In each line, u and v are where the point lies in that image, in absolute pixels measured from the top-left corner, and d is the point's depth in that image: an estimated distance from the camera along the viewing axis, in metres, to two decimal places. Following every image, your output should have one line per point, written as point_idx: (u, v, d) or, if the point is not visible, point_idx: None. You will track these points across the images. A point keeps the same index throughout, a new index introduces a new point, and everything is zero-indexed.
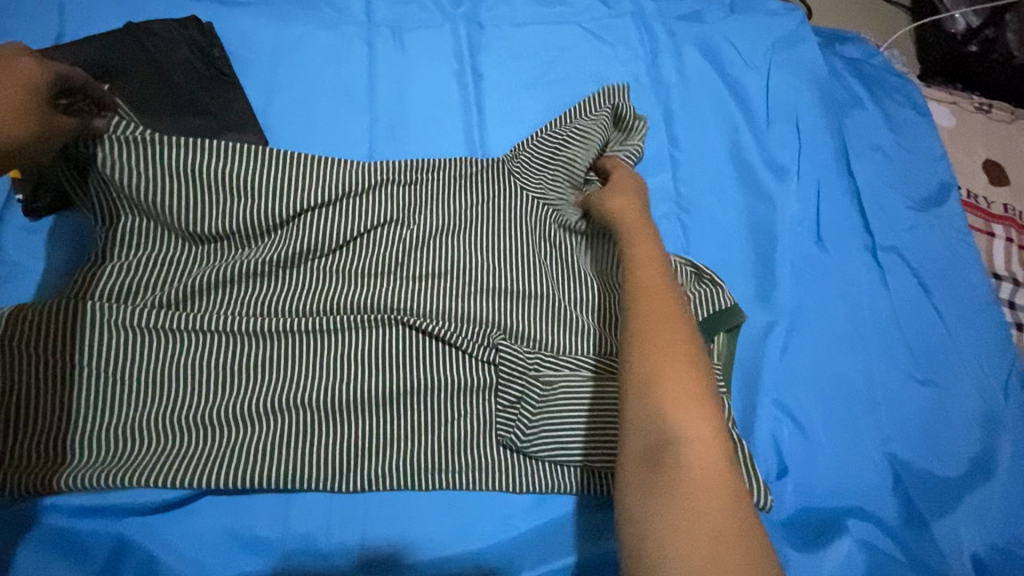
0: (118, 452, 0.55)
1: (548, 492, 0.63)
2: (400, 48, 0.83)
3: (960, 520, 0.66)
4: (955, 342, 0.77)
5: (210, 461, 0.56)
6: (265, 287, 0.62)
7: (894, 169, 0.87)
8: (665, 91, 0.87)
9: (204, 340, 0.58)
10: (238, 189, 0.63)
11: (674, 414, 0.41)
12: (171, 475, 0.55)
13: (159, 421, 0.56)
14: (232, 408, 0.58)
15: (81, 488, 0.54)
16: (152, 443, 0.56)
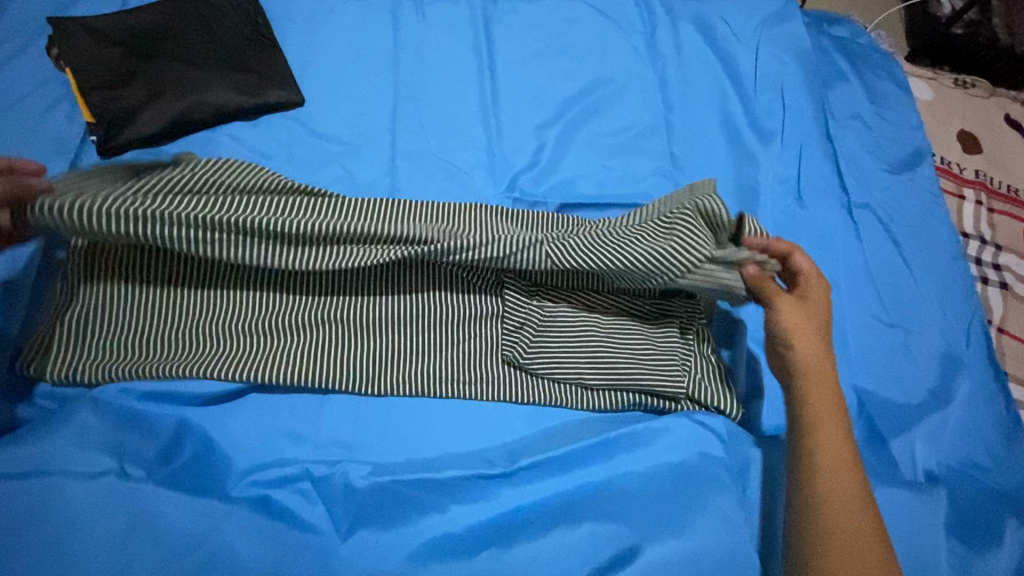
0: (178, 352, 0.66)
1: (545, 404, 0.71)
2: (422, 19, 0.92)
3: (914, 438, 0.73)
4: (921, 290, 0.84)
5: (254, 363, 0.66)
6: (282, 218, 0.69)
7: (872, 135, 0.95)
8: (662, 62, 0.95)
9: (244, 273, 0.68)
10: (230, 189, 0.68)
11: (827, 474, 0.58)
12: (221, 370, 0.65)
13: (213, 328, 0.66)
14: (269, 321, 0.68)
15: (149, 377, 0.64)
16: (206, 346, 0.66)
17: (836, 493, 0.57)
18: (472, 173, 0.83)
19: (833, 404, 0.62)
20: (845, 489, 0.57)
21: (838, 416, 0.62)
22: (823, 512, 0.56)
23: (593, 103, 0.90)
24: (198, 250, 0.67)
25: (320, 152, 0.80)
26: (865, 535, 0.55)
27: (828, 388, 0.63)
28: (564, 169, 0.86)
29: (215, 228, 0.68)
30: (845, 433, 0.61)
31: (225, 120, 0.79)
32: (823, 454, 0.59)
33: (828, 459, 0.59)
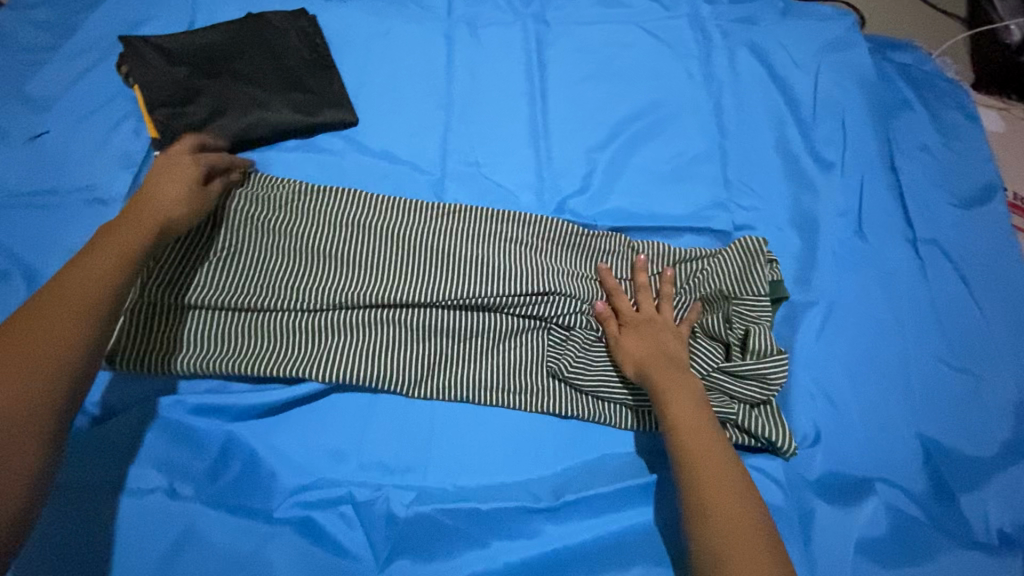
0: (219, 350, 0.66)
1: (587, 420, 0.69)
2: (475, 41, 0.92)
3: (987, 495, 0.68)
4: (994, 334, 0.79)
5: (292, 360, 0.66)
6: (314, 231, 0.72)
7: (940, 168, 0.90)
8: (717, 87, 0.93)
9: (277, 275, 0.69)
10: (268, 211, 0.72)
11: (711, 487, 0.57)
12: (265, 366, 0.66)
13: (252, 326, 0.67)
14: (303, 320, 0.68)
15: (210, 372, 0.65)
16: (247, 343, 0.67)
17: (728, 541, 0.54)
18: (521, 196, 0.82)
19: (711, 432, 0.61)
20: (734, 511, 0.56)
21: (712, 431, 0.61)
22: (711, 531, 0.55)
23: (645, 128, 0.89)
24: (272, 248, 0.70)
25: (372, 170, 0.81)
26: (759, 552, 0.53)
27: (684, 399, 0.63)
28: (616, 196, 0.84)
29: (291, 230, 0.72)
30: (745, 485, 0.58)
31: (282, 138, 0.80)
32: (723, 505, 0.56)
33: (727, 509, 0.56)
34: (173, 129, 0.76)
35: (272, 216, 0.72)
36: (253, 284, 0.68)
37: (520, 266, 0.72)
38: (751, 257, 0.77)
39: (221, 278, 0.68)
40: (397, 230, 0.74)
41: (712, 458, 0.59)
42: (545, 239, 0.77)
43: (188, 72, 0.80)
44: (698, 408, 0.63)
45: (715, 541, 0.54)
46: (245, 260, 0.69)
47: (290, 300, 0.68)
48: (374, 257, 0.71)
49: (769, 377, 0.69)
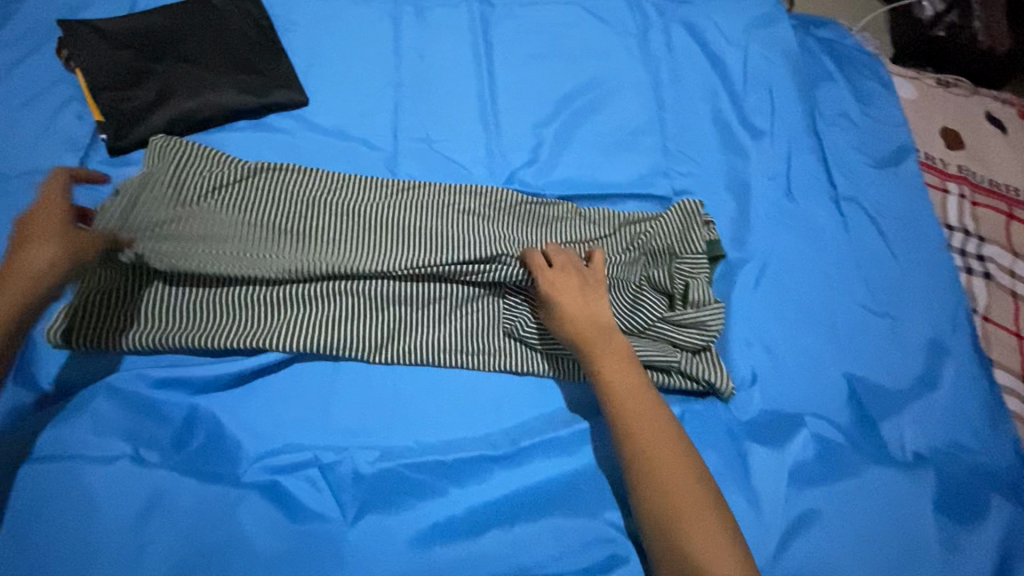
0: (179, 326, 0.67)
1: (544, 376, 0.73)
2: (422, 22, 0.94)
3: (904, 421, 0.75)
4: (909, 280, 0.87)
5: (252, 332, 0.68)
6: (263, 207, 0.72)
7: (859, 133, 0.98)
8: (655, 62, 0.98)
9: (227, 248, 0.68)
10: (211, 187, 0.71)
11: (661, 472, 0.59)
12: (225, 338, 0.67)
13: (209, 301, 0.68)
14: (259, 294, 0.69)
15: (172, 346, 0.66)
16: (206, 318, 0.68)
17: (680, 511, 0.57)
18: (474, 170, 0.86)
19: (655, 413, 0.63)
20: (686, 492, 0.58)
21: (657, 413, 0.64)
22: (669, 516, 0.57)
23: (588, 103, 0.93)
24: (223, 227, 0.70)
25: (325, 148, 0.82)
26: (713, 528, 0.56)
27: (625, 383, 0.65)
28: (564, 167, 0.88)
29: (241, 209, 0.72)
30: (676, 436, 0.62)
31: (232, 119, 0.81)
32: (676, 488, 0.58)
33: (680, 490, 0.58)
34: (121, 112, 0.77)
35: (218, 193, 0.71)
36: (204, 258, 0.68)
37: (472, 232, 0.75)
38: (689, 216, 0.82)
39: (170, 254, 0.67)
40: (347, 204, 0.75)
41: (661, 443, 0.61)
42: (493, 207, 0.80)
43: (133, 55, 0.80)
44: (626, 372, 0.66)
45: (668, 523, 0.57)
46: (192, 235, 0.68)
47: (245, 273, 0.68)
48: (325, 229, 0.72)
49: (708, 325, 0.75)
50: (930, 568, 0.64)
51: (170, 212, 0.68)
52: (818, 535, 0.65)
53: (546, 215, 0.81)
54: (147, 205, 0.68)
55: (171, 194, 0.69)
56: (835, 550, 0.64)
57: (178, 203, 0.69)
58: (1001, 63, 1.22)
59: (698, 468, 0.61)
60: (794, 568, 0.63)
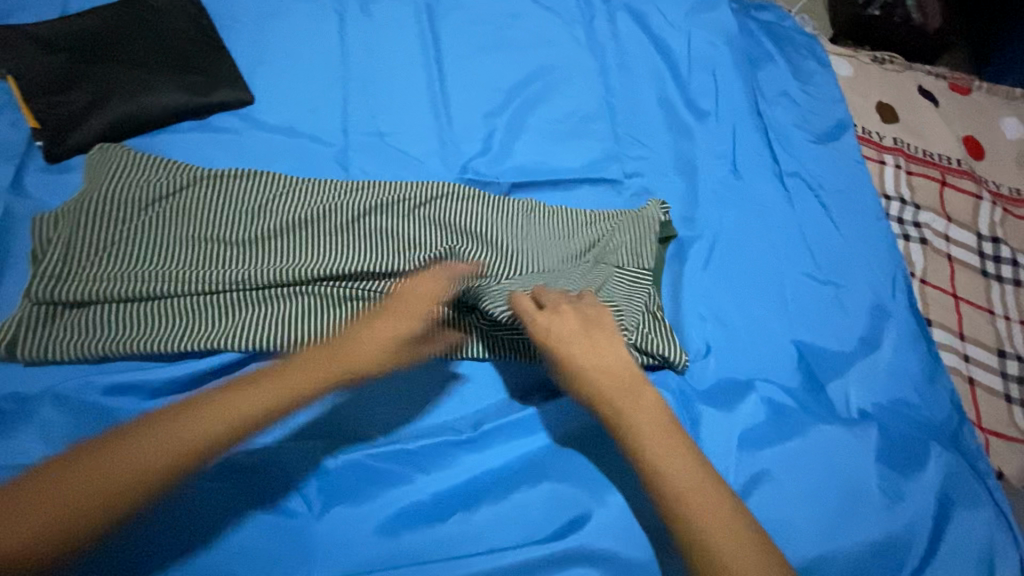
0: (121, 334, 0.66)
1: (508, 360, 0.73)
2: (367, 16, 0.94)
3: (849, 381, 0.79)
4: (851, 249, 0.91)
5: (197, 336, 0.67)
6: (206, 219, 0.73)
7: (799, 111, 1.02)
8: (602, 49, 1.00)
9: (173, 263, 0.70)
10: (152, 202, 0.72)
11: (715, 543, 0.50)
12: (171, 344, 0.66)
13: (151, 309, 0.67)
14: (204, 298, 0.69)
15: (118, 354, 0.66)
16: (151, 325, 0.67)
17: None
18: (427, 161, 0.86)
19: (696, 470, 0.54)
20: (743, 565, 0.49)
21: (696, 469, 0.54)
22: None
23: (538, 91, 0.95)
24: (175, 239, 0.71)
25: (274, 146, 0.82)
26: None
27: (660, 437, 0.56)
28: (516, 155, 0.89)
29: (192, 220, 0.72)
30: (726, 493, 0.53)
31: (175, 119, 0.80)
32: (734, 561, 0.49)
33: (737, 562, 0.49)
34: (56, 117, 0.75)
35: (160, 208, 0.72)
36: (147, 270, 0.68)
37: (417, 226, 0.76)
38: (644, 211, 0.82)
39: (114, 270, 0.68)
40: (290, 207, 0.75)
41: (704, 506, 0.52)
42: (442, 198, 0.79)
43: (66, 57, 0.78)
44: (665, 428, 0.56)
45: None
46: (138, 253, 0.70)
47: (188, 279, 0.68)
48: (270, 236, 0.73)
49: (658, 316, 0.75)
50: (876, 516, 0.68)
51: (113, 233, 0.70)
52: (771, 493, 0.68)
53: (497, 206, 0.81)
54: (91, 227, 0.70)
55: (115, 213, 0.71)
56: (787, 506, 0.67)
57: (122, 223, 0.71)
58: (930, 39, 1.28)
59: (749, 529, 0.52)
60: None
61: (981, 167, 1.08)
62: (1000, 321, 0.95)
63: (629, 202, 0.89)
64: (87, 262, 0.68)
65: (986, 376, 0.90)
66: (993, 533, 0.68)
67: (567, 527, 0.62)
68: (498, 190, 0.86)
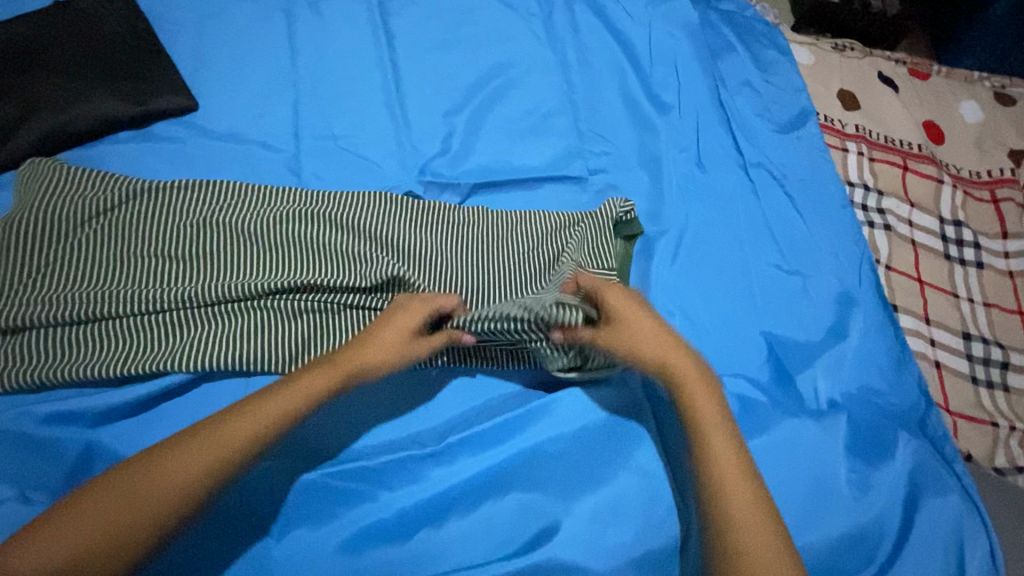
0: (57, 359, 0.63)
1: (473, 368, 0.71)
2: (317, 15, 0.91)
3: (817, 372, 0.78)
4: (817, 237, 0.91)
5: (140, 359, 0.64)
6: (145, 235, 0.70)
7: (761, 101, 1.02)
8: (561, 43, 0.98)
9: (111, 283, 0.67)
10: (85, 218, 0.68)
11: (731, 491, 0.51)
12: (112, 368, 0.63)
13: (88, 333, 0.64)
14: (145, 319, 0.65)
15: (55, 382, 0.62)
16: (89, 349, 0.64)
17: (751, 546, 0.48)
18: (384, 164, 0.83)
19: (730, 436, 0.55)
20: (753, 521, 0.49)
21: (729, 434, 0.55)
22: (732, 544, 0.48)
23: (498, 88, 0.92)
24: (115, 257, 0.68)
25: (220, 155, 0.78)
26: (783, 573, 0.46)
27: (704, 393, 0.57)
28: (476, 154, 0.87)
29: (132, 237, 0.69)
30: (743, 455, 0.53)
31: (113, 129, 0.76)
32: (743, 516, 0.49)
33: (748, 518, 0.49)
34: None
35: (93, 226, 0.68)
36: (82, 292, 0.65)
37: (369, 237, 0.74)
38: (610, 208, 0.80)
39: (46, 293, 0.64)
40: (234, 219, 0.72)
41: (729, 461, 0.53)
42: (394, 207, 0.78)
43: None
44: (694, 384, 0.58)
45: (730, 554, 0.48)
46: (73, 274, 0.66)
47: (127, 300, 0.65)
48: (214, 252, 0.70)
49: None
50: (844, 509, 0.67)
51: (44, 254, 0.66)
52: None
53: (452, 215, 0.79)
54: (19, 248, 0.65)
55: (44, 232, 0.67)
56: None
57: (53, 243, 0.67)
58: (890, 24, 1.29)
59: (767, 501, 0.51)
60: None
61: (941, 151, 1.09)
62: (965, 304, 0.96)
63: (593, 199, 0.88)
64: (16, 285, 0.64)
65: (952, 359, 0.91)
66: (961, 519, 0.68)
67: (533, 539, 0.61)
68: (458, 192, 0.84)
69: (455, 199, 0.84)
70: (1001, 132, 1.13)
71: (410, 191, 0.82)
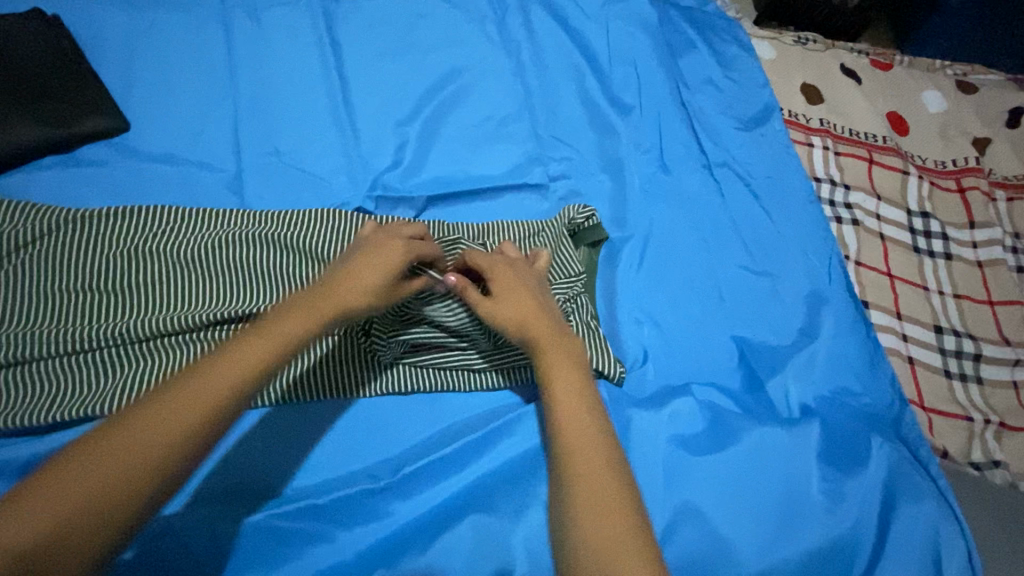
0: None
1: (433, 391, 0.68)
2: (257, 25, 0.86)
3: (787, 376, 0.77)
4: (784, 235, 0.89)
5: (75, 402, 0.60)
6: (74, 268, 0.65)
7: (724, 98, 1.00)
8: (516, 46, 0.95)
9: (39, 322, 0.62)
10: (6, 252, 0.64)
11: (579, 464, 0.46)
12: (43, 415, 0.59)
13: (15, 377, 0.60)
14: (77, 359, 0.61)
15: None
16: (17, 394, 0.60)
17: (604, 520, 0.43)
18: (332, 179, 0.79)
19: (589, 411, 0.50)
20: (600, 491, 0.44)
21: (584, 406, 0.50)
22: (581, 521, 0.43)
23: (451, 95, 0.89)
24: (40, 292, 0.63)
25: (154, 178, 0.74)
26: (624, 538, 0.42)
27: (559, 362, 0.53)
28: (430, 165, 0.84)
29: (59, 270, 0.65)
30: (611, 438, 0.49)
31: (34, 155, 0.72)
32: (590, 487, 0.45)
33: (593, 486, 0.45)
34: None
35: (17, 260, 0.64)
36: (7, 333, 0.60)
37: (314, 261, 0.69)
38: (570, 216, 0.78)
39: None
40: (172, 246, 0.68)
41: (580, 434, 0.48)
42: (342, 225, 0.73)
43: None
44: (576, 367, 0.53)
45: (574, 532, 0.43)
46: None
47: (56, 341, 0.61)
48: (151, 283, 0.66)
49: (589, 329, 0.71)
50: (818, 519, 0.65)
51: None
52: (712, 507, 0.65)
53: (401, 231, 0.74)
54: None
55: None
56: (729, 517, 0.64)
57: None
58: (850, 15, 1.28)
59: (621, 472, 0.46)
60: (691, 545, 0.63)
61: (906, 142, 1.09)
62: (935, 296, 0.95)
63: (555, 207, 0.85)
64: None
65: (924, 354, 0.90)
66: (938, 524, 0.67)
67: (496, 574, 0.57)
68: (412, 206, 0.80)
69: (410, 213, 0.79)
70: (964, 121, 1.13)
71: (361, 207, 0.78)
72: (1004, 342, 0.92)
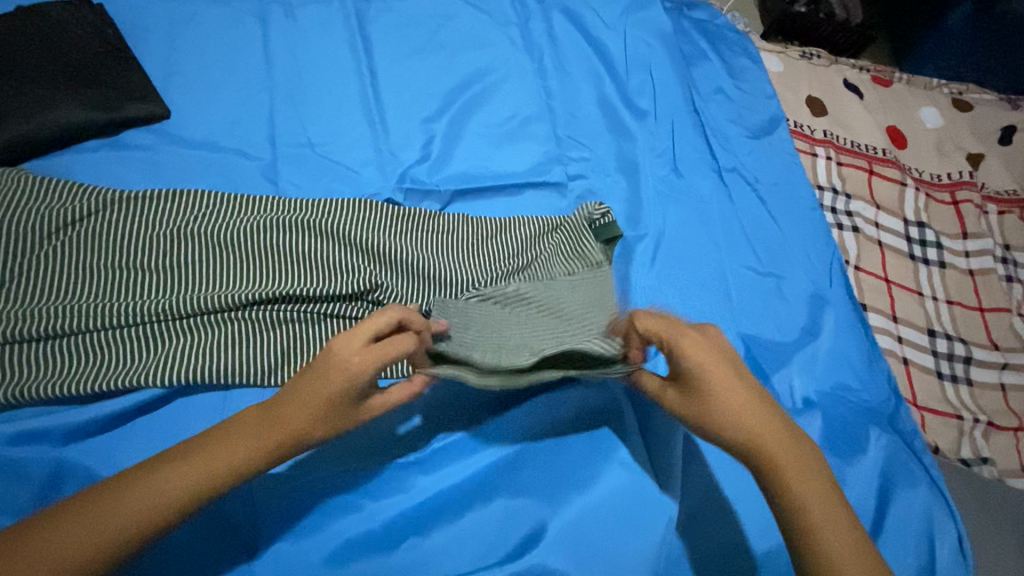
0: (28, 375, 0.61)
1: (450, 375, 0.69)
2: (292, 21, 0.90)
3: (792, 371, 0.81)
4: (788, 238, 0.94)
5: (118, 373, 0.63)
6: (120, 246, 0.68)
7: (735, 107, 1.05)
8: (538, 50, 0.99)
9: (84, 296, 0.65)
10: (56, 228, 0.66)
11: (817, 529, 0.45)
12: (89, 384, 0.62)
13: (61, 349, 0.62)
14: (121, 334, 0.64)
15: (29, 399, 0.61)
16: (65, 364, 0.62)
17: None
18: (363, 171, 0.83)
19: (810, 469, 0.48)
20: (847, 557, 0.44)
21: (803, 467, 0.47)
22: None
23: (477, 95, 0.93)
24: (85, 269, 0.66)
25: (194, 162, 0.77)
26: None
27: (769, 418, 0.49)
28: (456, 161, 0.87)
29: (106, 247, 0.67)
30: None
31: (81, 136, 0.75)
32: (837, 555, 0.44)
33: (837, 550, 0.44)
34: None
35: (66, 237, 0.66)
36: (56, 306, 0.63)
37: (344, 247, 0.72)
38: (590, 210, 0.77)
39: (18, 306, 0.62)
40: (211, 230, 0.70)
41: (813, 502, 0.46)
42: (371, 214, 0.76)
43: None
44: None
45: None
46: (44, 289, 0.64)
47: (102, 315, 0.63)
48: (192, 264, 0.68)
49: None
50: None
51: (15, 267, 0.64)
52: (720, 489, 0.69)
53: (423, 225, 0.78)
54: None
55: (15, 243, 0.65)
56: (742, 497, 0.68)
57: (25, 253, 0.65)
58: (852, 32, 1.34)
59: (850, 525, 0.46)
60: (705, 525, 0.66)
61: (904, 155, 1.14)
62: (928, 301, 1.00)
63: (573, 204, 0.88)
64: None
65: (920, 356, 0.94)
66: (931, 506, 0.72)
67: (523, 544, 0.61)
68: (440, 198, 0.84)
69: (436, 206, 0.84)
70: (959, 137, 1.18)
71: (390, 198, 0.81)
72: (993, 346, 0.97)
